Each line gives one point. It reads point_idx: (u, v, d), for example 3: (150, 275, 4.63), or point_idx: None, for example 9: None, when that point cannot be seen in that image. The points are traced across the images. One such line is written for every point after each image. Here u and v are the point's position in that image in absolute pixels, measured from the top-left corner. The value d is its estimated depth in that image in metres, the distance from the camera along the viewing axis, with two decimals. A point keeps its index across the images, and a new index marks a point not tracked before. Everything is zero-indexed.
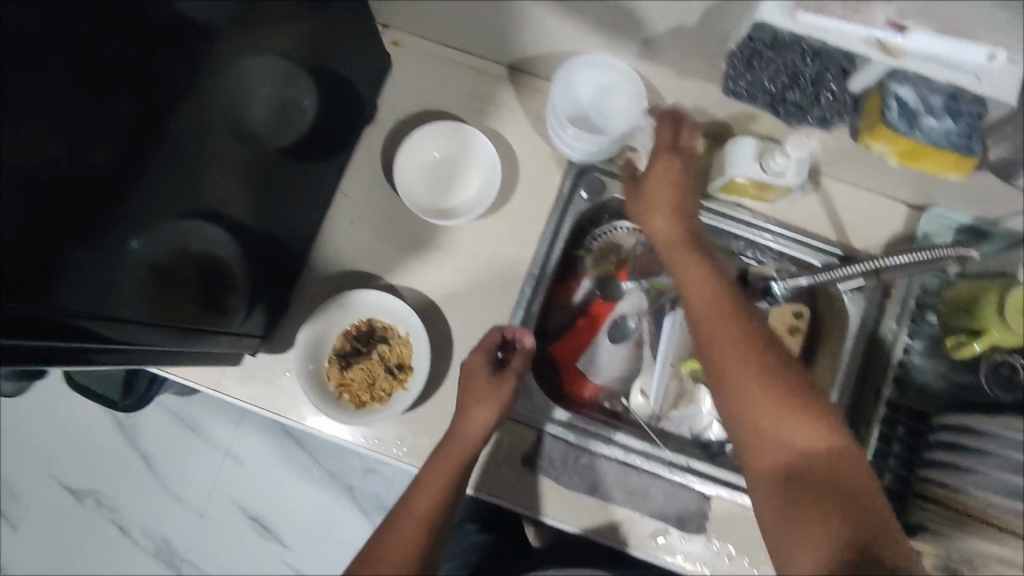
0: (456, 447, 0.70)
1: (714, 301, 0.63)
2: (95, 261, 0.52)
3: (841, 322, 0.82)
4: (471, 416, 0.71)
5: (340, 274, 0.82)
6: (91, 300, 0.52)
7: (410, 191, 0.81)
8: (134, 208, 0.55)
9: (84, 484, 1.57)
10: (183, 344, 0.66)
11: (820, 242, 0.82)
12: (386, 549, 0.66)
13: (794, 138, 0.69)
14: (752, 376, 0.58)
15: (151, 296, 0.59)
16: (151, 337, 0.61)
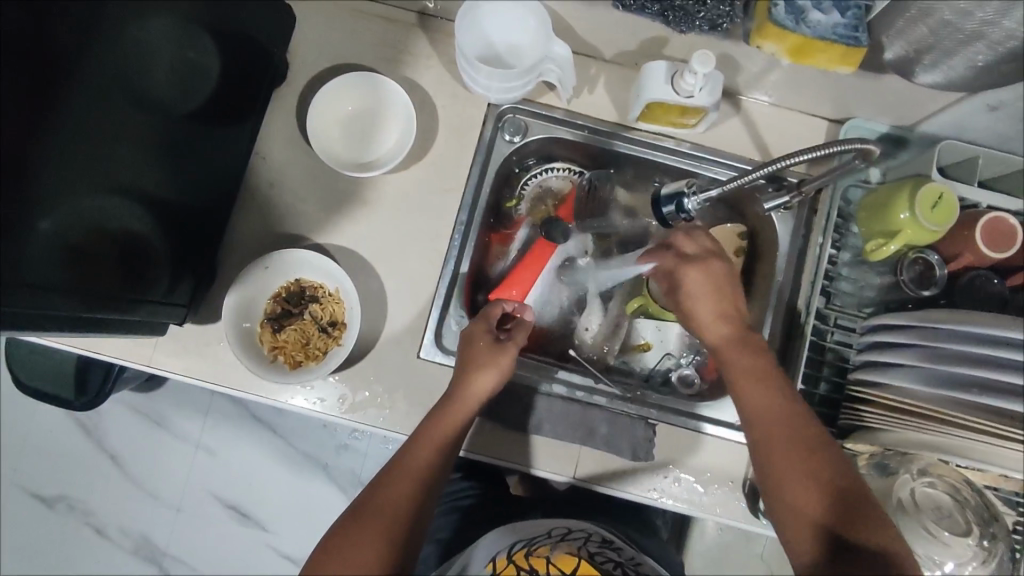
0: (461, 405, 0.70)
1: (776, 405, 0.64)
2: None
3: (773, 243, 0.84)
4: (477, 378, 0.71)
5: (267, 240, 0.80)
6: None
7: (329, 147, 0.80)
8: (36, 183, 0.56)
9: (54, 489, 1.54)
10: (100, 314, 0.64)
11: (744, 164, 0.83)
12: (382, 498, 0.63)
13: (699, 58, 0.66)
14: (796, 463, 0.60)
15: (65, 271, 0.59)
16: (68, 309, 0.59)
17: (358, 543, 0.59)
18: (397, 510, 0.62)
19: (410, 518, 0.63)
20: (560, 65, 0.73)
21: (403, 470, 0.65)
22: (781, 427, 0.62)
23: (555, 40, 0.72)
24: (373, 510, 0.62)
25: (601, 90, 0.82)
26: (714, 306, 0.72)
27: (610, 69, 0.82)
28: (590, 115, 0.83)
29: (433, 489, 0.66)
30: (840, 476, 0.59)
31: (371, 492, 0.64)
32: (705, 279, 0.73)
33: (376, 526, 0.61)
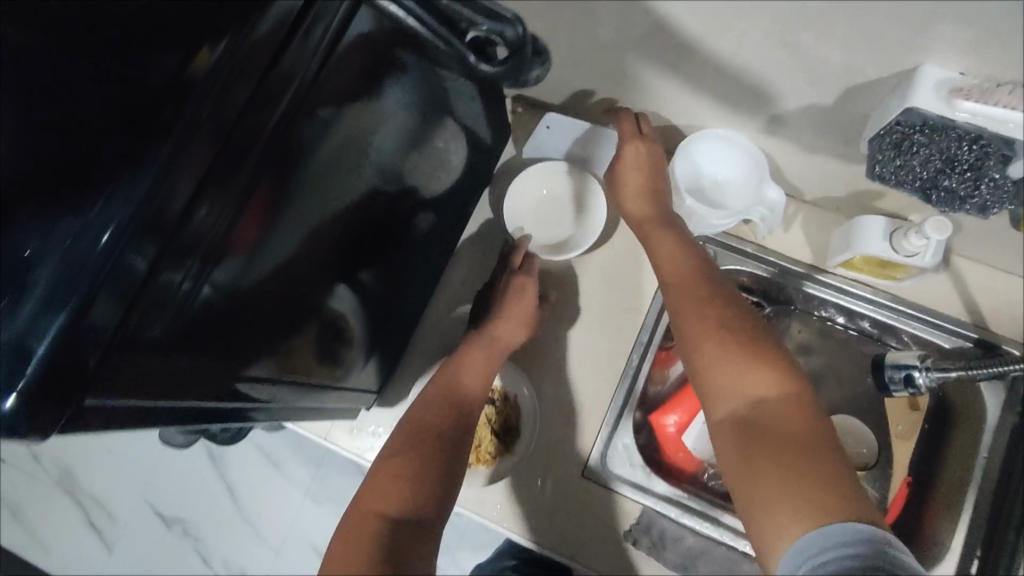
0: (488, 348, 0.74)
1: (681, 270, 0.64)
2: (244, 331, 0.54)
3: (977, 412, 0.77)
4: (504, 328, 0.76)
5: (451, 332, 0.84)
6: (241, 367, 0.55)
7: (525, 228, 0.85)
8: (280, 269, 0.57)
9: (173, 511, 1.63)
10: (300, 400, 0.66)
11: (952, 324, 0.78)
12: (428, 433, 0.63)
13: (934, 223, 0.64)
14: (712, 333, 0.56)
15: (287, 354, 0.62)
16: (285, 393, 0.63)
17: (398, 463, 0.58)
18: (439, 445, 0.62)
19: (443, 436, 0.63)
20: (768, 208, 0.74)
21: (409, 427, 0.64)
22: (713, 350, 0.55)
23: (769, 185, 0.73)
24: (415, 438, 0.62)
25: (797, 230, 0.82)
26: (688, 281, 0.62)
27: (811, 211, 0.82)
28: (784, 253, 0.82)
29: (460, 428, 0.65)
30: (768, 373, 0.52)
31: (418, 420, 0.64)
32: (671, 258, 0.65)
33: (420, 455, 0.59)
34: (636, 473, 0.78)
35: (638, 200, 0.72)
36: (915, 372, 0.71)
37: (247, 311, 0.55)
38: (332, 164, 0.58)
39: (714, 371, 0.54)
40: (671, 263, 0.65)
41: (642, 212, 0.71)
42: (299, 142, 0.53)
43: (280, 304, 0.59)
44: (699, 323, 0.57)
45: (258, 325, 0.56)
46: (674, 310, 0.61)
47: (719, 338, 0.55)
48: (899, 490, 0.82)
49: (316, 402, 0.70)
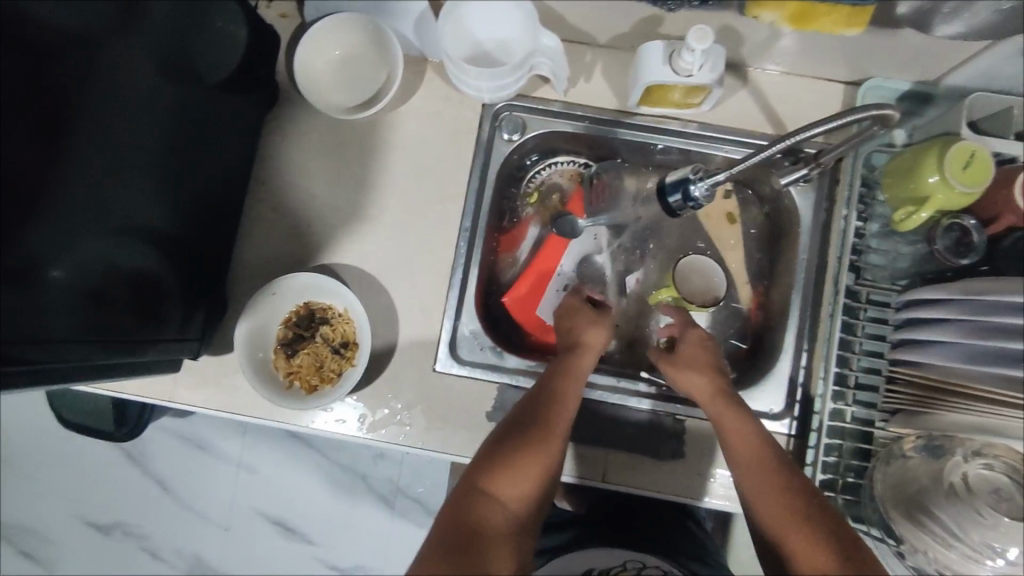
0: (575, 364, 0.71)
1: (756, 450, 0.64)
2: (3, 282, 0.51)
3: (792, 218, 0.80)
4: (592, 338, 0.74)
5: (274, 262, 0.80)
6: (5, 315, 0.52)
7: (322, 94, 0.78)
8: (47, 224, 0.55)
9: (109, 517, 1.60)
10: (123, 357, 0.64)
11: (757, 140, 0.79)
12: (543, 437, 0.62)
13: (694, 34, 0.63)
14: (795, 519, 0.58)
15: (82, 319, 0.59)
16: (93, 356, 0.60)
17: (525, 473, 0.60)
18: (541, 455, 0.61)
19: (554, 462, 0.63)
20: (550, 57, 0.71)
21: (541, 433, 0.63)
22: (798, 528, 0.57)
23: (542, 32, 0.69)
24: (529, 451, 0.61)
25: (598, 77, 0.79)
26: (703, 376, 0.71)
27: (607, 55, 0.79)
28: (589, 104, 0.80)
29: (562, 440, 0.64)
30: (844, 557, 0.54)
31: (507, 440, 0.62)
32: (694, 359, 0.73)
33: (523, 484, 0.59)
34: (488, 355, 0.79)
35: (696, 375, 0.71)
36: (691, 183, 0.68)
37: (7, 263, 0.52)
38: (43, 101, 0.54)
39: (794, 535, 0.57)
40: (741, 439, 0.65)
41: (705, 391, 0.70)
42: (46, 85, 0.55)
43: (44, 255, 0.55)
44: (767, 484, 0.61)
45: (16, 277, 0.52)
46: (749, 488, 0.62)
47: (800, 522, 0.57)
48: (750, 302, 0.87)
49: (134, 361, 0.67)
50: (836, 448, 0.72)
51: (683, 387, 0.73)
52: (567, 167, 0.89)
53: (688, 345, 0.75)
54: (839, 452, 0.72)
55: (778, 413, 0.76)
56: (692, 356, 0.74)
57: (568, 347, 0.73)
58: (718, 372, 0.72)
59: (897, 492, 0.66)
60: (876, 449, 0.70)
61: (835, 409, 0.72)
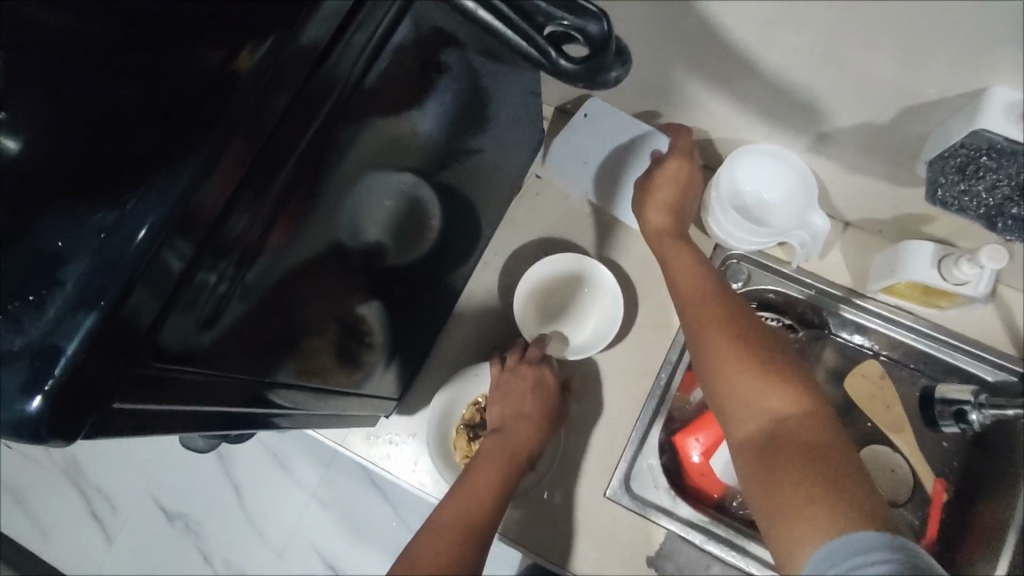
0: (503, 444, 0.69)
1: (700, 286, 0.64)
2: (268, 337, 0.48)
3: (1014, 450, 0.74)
4: (514, 426, 0.71)
5: (475, 340, 0.82)
6: (262, 366, 0.48)
7: (530, 310, 0.81)
8: (313, 275, 0.51)
9: (177, 506, 1.61)
10: (318, 406, 0.62)
11: (997, 358, 0.74)
12: (433, 523, 0.59)
13: (987, 251, 0.61)
14: (737, 355, 0.56)
15: (306, 362, 0.56)
16: (302, 400, 0.58)
17: (438, 534, 0.57)
18: (482, 489, 0.63)
19: (479, 513, 0.61)
20: (810, 233, 0.72)
21: (439, 523, 0.59)
22: (727, 351, 0.57)
23: (815, 210, 0.71)
24: (459, 511, 0.60)
25: (836, 254, 0.79)
26: (671, 194, 0.73)
27: (852, 233, 0.80)
28: (822, 276, 0.79)
29: (506, 484, 0.65)
30: (789, 383, 0.54)
31: (435, 521, 0.59)
32: (661, 184, 0.72)
33: (448, 540, 0.56)
34: (661, 496, 0.75)
35: (655, 209, 0.72)
36: (968, 410, 0.68)
37: (274, 315, 0.48)
38: (366, 150, 0.49)
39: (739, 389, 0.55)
40: (685, 271, 0.67)
41: (659, 226, 0.72)
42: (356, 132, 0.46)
43: (301, 300, 0.51)
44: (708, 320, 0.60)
45: (278, 314, 0.48)
46: (695, 333, 0.61)
47: (733, 341, 0.57)
48: (934, 493, 0.79)
49: (337, 409, 0.66)
50: None
51: (642, 219, 0.74)
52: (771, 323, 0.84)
53: (663, 173, 0.73)
54: None
55: None
56: (665, 177, 0.72)
57: (489, 438, 0.70)
58: (686, 203, 0.73)
59: None
60: None
61: None
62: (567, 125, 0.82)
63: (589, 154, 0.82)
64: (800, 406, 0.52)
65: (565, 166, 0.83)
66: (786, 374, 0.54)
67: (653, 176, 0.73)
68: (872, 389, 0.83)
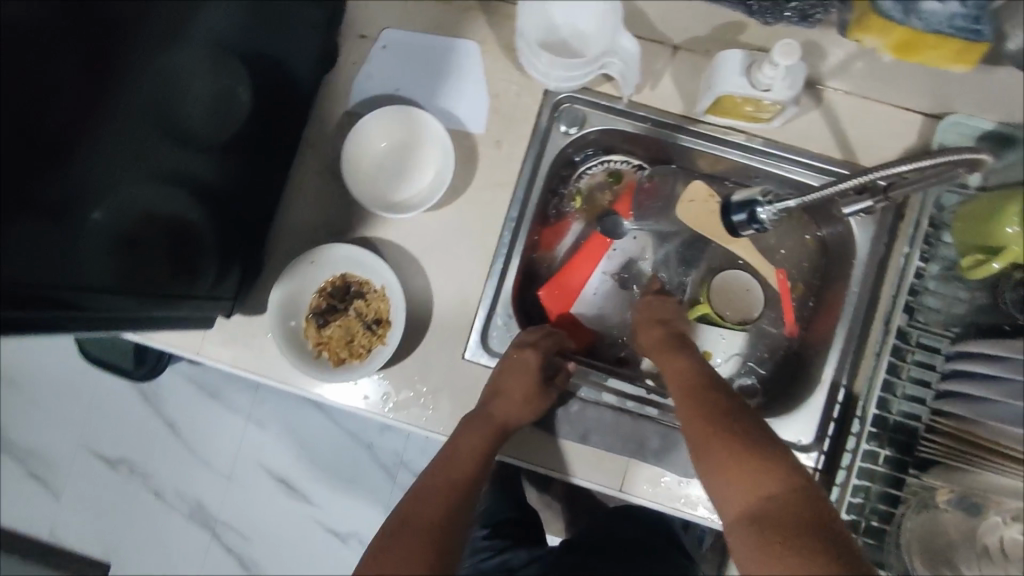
0: (487, 420, 0.69)
1: (693, 374, 0.64)
2: (54, 227, 0.52)
3: (848, 248, 0.77)
4: (507, 399, 0.71)
5: (316, 229, 0.79)
6: (59, 261, 0.53)
7: (363, 181, 0.76)
8: (85, 166, 0.54)
9: (115, 451, 1.49)
10: (151, 308, 0.63)
11: (824, 164, 0.76)
12: (407, 524, 0.58)
13: (781, 49, 0.60)
14: (719, 442, 0.56)
15: (118, 264, 0.59)
16: (126, 304, 0.60)
17: (411, 557, 0.54)
18: (461, 467, 0.65)
19: (449, 525, 0.59)
20: (624, 60, 0.71)
21: (410, 523, 0.58)
22: (722, 454, 0.55)
23: (623, 34, 0.68)
24: (444, 475, 0.64)
25: (667, 82, 0.77)
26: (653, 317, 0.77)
27: (681, 57, 0.77)
28: (653, 106, 0.77)
29: (470, 486, 0.64)
30: (781, 466, 0.53)
31: (414, 510, 0.60)
32: (648, 317, 0.78)
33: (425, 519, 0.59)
34: None
35: (646, 331, 0.76)
36: (758, 209, 0.68)
37: (47, 201, 0.51)
38: (174, 82, 0.61)
39: (726, 476, 0.54)
40: (678, 368, 0.66)
41: (648, 345, 0.75)
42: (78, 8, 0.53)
43: (98, 194, 0.55)
44: (690, 403, 0.61)
45: (50, 201, 0.51)
46: (686, 420, 0.60)
47: (723, 436, 0.56)
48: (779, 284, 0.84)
49: (177, 313, 0.67)
50: (863, 489, 0.70)
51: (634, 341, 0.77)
52: (619, 166, 0.87)
53: (641, 311, 0.79)
54: (867, 493, 0.70)
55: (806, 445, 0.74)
56: (640, 314, 0.78)
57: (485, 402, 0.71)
58: (669, 324, 0.76)
59: (923, 544, 0.65)
60: (905, 497, 0.68)
61: (869, 450, 0.70)
62: (366, 61, 0.80)
63: (395, 69, 0.79)
64: (773, 477, 0.52)
65: (379, 94, 0.80)
66: (775, 457, 0.53)
67: (635, 316, 0.79)
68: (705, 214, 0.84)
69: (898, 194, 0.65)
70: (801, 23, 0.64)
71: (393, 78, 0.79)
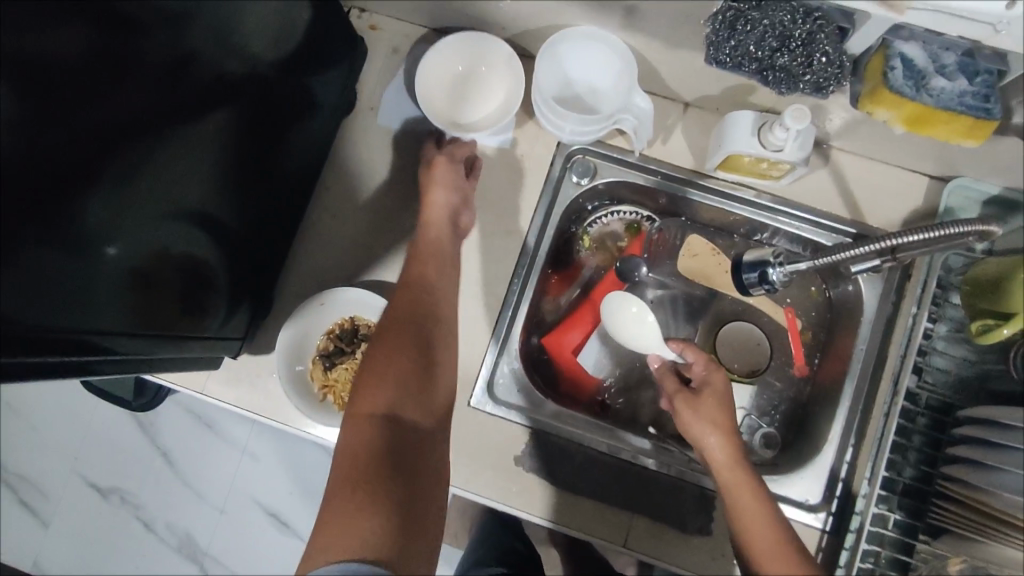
0: (429, 219, 0.73)
1: (749, 484, 0.60)
2: (77, 273, 0.53)
3: (853, 307, 0.78)
4: (434, 197, 0.73)
5: (327, 270, 0.80)
6: (78, 310, 0.53)
7: (431, 102, 0.77)
8: (115, 218, 0.56)
9: (107, 480, 1.46)
10: (160, 350, 0.63)
11: (831, 221, 0.77)
12: (355, 408, 0.58)
13: (792, 112, 0.62)
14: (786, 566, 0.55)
15: (131, 306, 0.59)
16: (134, 346, 0.60)
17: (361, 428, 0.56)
18: (436, 369, 0.64)
19: (400, 405, 0.58)
20: (637, 116, 0.72)
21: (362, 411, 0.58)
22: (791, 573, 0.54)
23: (637, 92, 0.70)
24: (382, 353, 0.62)
25: (677, 138, 0.79)
26: (718, 410, 0.65)
27: (691, 113, 0.79)
28: (664, 161, 0.79)
29: (425, 293, 0.68)
30: None
31: (361, 403, 0.58)
32: (709, 405, 0.66)
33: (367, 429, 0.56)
34: (524, 397, 0.78)
35: (710, 414, 0.65)
36: (769, 270, 0.69)
37: (74, 255, 0.52)
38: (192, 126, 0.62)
39: None
40: (736, 476, 0.61)
41: (701, 440, 0.64)
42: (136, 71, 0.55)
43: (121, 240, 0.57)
44: (760, 522, 0.58)
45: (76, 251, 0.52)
46: (740, 527, 0.59)
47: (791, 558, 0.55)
48: (789, 321, 0.84)
49: (183, 352, 0.67)
50: (873, 553, 0.69)
51: (688, 428, 0.66)
52: (632, 217, 0.87)
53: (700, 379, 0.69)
54: (877, 558, 0.69)
55: (813, 504, 0.73)
56: (706, 394, 0.67)
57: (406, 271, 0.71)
58: (730, 415, 0.66)
59: None
60: (916, 564, 0.67)
61: (877, 513, 0.69)
62: (384, 102, 0.82)
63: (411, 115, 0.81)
64: None
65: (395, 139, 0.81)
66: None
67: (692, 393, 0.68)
68: (699, 262, 0.86)
69: (905, 255, 0.65)
70: (814, 95, 0.61)
71: (410, 124, 0.81)
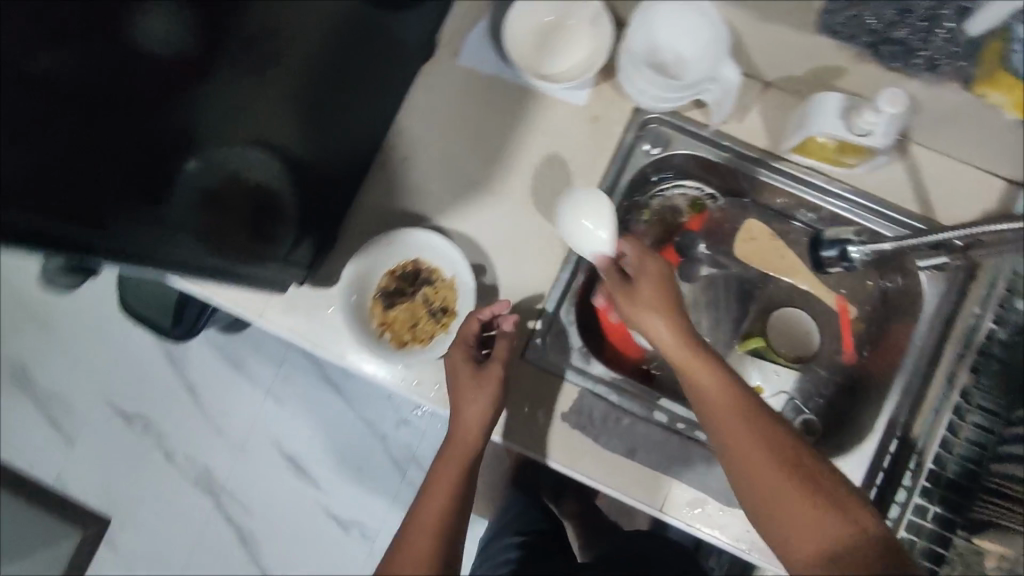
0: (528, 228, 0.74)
1: (726, 385, 0.58)
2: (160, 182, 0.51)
3: (914, 300, 0.75)
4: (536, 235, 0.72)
5: (391, 212, 0.81)
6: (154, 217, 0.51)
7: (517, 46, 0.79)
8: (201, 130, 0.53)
9: (134, 406, 1.49)
10: (225, 273, 0.62)
11: (898, 215, 0.76)
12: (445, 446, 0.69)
13: (886, 96, 0.62)
14: (781, 474, 0.53)
15: (204, 225, 0.58)
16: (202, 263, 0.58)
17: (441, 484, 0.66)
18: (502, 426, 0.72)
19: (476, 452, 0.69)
20: (723, 88, 0.72)
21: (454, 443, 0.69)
22: (782, 476, 0.53)
23: (727, 63, 0.70)
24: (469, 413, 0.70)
25: (755, 116, 0.78)
26: (655, 292, 0.64)
27: (771, 93, 0.78)
28: (739, 138, 0.78)
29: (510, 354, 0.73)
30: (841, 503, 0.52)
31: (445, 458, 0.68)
32: (650, 293, 0.64)
33: (451, 480, 0.67)
34: (574, 357, 0.79)
35: (654, 315, 0.63)
36: (851, 246, 0.72)
37: (157, 163, 0.50)
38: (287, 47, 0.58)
39: (785, 518, 0.52)
40: (713, 376, 0.59)
41: (656, 335, 0.63)
42: None
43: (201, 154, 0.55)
44: (744, 423, 0.56)
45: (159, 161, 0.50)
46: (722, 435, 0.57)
47: (791, 467, 0.54)
48: (840, 309, 0.85)
49: (251, 274, 0.67)
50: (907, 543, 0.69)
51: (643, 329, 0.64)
52: (696, 194, 0.87)
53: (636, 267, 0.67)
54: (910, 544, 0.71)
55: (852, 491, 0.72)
56: (644, 279, 0.66)
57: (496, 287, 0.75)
58: (670, 306, 0.64)
59: None
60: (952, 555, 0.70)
61: (919, 505, 0.72)
62: (465, 47, 0.82)
63: (490, 66, 0.81)
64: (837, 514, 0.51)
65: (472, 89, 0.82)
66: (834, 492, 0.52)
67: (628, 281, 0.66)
68: (755, 247, 0.87)
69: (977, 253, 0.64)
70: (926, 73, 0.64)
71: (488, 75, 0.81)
